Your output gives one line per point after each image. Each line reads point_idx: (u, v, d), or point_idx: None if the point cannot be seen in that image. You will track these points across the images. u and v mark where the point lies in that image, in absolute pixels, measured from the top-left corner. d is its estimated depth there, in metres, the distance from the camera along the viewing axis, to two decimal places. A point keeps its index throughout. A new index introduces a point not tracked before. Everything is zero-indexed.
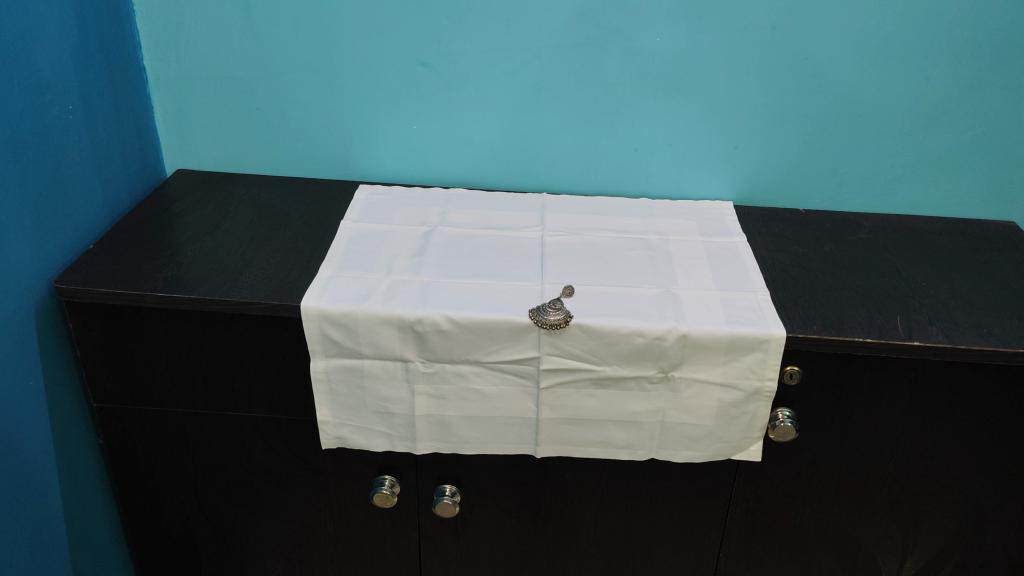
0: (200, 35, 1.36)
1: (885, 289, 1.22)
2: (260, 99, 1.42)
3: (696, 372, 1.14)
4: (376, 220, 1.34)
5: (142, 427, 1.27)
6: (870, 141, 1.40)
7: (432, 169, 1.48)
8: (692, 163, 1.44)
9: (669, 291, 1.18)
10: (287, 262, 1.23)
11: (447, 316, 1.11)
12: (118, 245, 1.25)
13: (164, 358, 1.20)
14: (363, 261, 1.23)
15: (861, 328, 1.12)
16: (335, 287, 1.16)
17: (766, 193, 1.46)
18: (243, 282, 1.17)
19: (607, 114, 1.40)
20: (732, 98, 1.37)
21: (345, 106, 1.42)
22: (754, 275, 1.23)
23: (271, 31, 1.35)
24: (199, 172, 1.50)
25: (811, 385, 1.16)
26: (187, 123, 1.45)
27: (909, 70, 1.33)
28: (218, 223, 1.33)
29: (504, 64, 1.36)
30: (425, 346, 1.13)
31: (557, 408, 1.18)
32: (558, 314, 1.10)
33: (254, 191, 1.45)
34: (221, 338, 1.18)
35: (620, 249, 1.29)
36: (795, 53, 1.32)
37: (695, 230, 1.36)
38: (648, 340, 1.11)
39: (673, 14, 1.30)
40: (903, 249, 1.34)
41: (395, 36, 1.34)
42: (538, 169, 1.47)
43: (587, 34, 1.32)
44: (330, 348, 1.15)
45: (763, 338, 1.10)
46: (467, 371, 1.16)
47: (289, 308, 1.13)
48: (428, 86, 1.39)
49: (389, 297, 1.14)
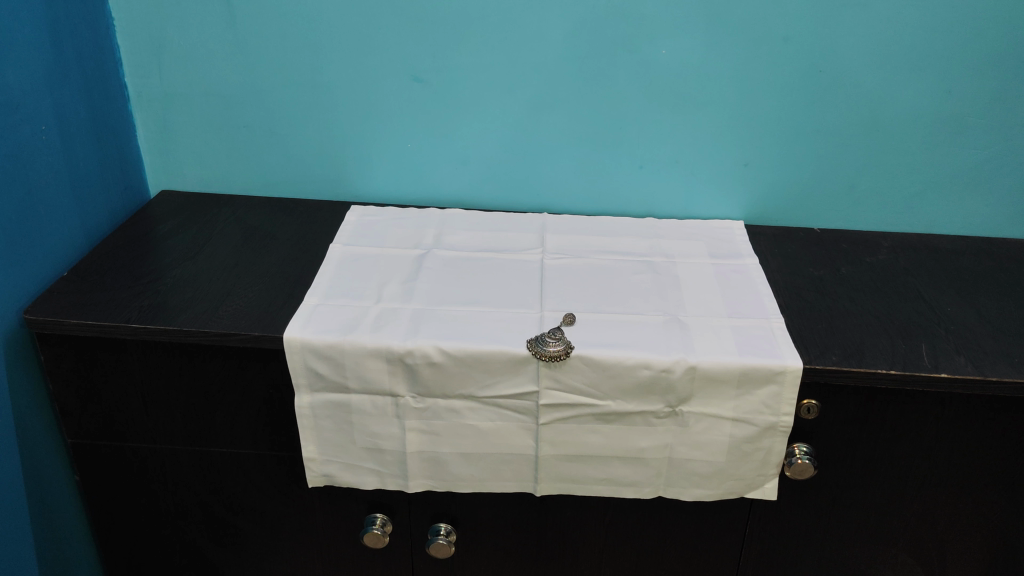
0: (184, 51, 1.30)
1: (908, 315, 1.14)
2: (247, 116, 1.36)
3: (706, 407, 1.06)
4: (368, 243, 1.27)
5: (120, 464, 1.21)
6: (890, 156, 1.32)
7: (428, 189, 1.42)
8: (701, 181, 1.37)
9: (676, 319, 1.11)
10: (271, 288, 1.16)
11: (438, 348, 1.04)
12: (93, 272, 1.19)
13: (141, 393, 1.13)
14: (352, 287, 1.16)
15: (884, 359, 1.04)
16: (321, 316, 1.09)
17: (779, 212, 1.39)
18: (224, 311, 1.10)
19: (611, 130, 1.33)
20: (742, 112, 1.30)
21: (335, 125, 1.36)
22: (767, 300, 1.15)
23: (258, 46, 1.29)
24: (185, 193, 1.44)
25: (830, 420, 1.08)
26: (171, 142, 1.39)
27: (931, 82, 1.25)
28: (201, 247, 1.27)
29: (502, 78, 1.29)
30: (416, 379, 1.06)
31: (557, 444, 1.11)
32: (558, 345, 1.03)
33: (240, 213, 1.38)
34: (200, 371, 1.11)
35: (625, 272, 1.22)
36: (810, 64, 1.25)
37: (704, 251, 1.28)
38: (655, 373, 1.03)
39: (680, 24, 1.23)
40: (925, 271, 1.26)
41: (387, 50, 1.28)
42: (539, 188, 1.40)
43: (590, 46, 1.25)
44: (316, 382, 1.08)
45: (778, 369, 1.02)
46: (461, 407, 1.09)
47: (271, 339, 1.06)
48: (422, 102, 1.32)
49: (378, 328, 1.07)
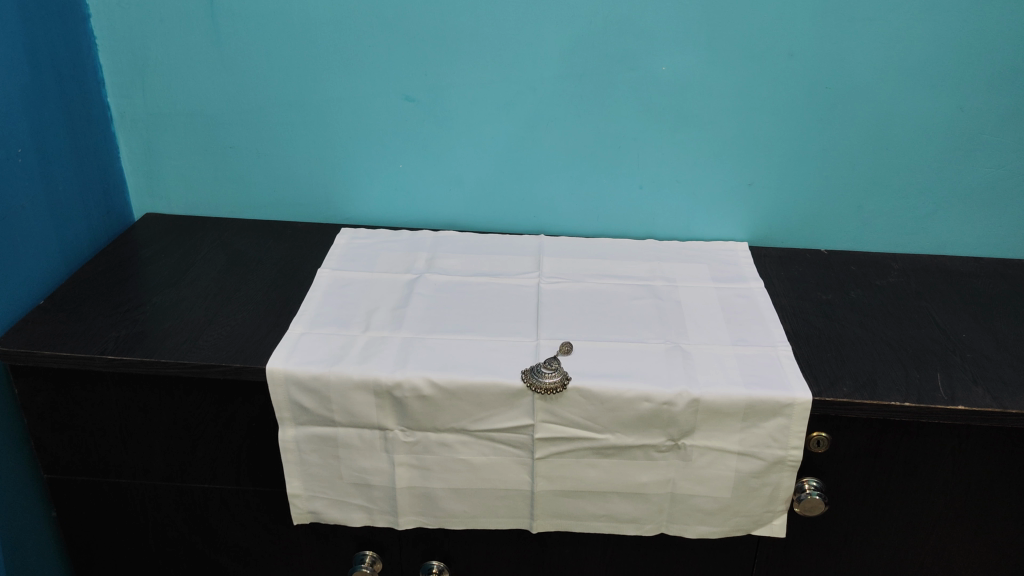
0: (168, 70, 1.26)
1: (921, 342, 1.09)
2: (234, 137, 1.31)
3: (709, 440, 1.01)
4: (357, 268, 1.23)
5: (98, 500, 1.15)
6: (899, 175, 1.27)
7: (421, 210, 1.37)
8: (703, 201, 1.32)
9: (679, 347, 1.06)
10: (254, 316, 1.11)
11: (428, 379, 0.99)
12: (71, 300, 1.14)
13: (119, 427, 1.08)
14: (339, 315, 1.11)
15: (897, 390, 0.99)
16: (306, 346, 1.04)
17: (785, 233, 1.34)
18: (204, 341, 1.05)
19: (609, 149, 1.28)
20: (746, 130, 1.25)
21: (325, 145, 1.31)
22: (773, 327, 1.10)
23: (244, 65, 1.25)
24: (170, 216, 1.40)
25: (840, 453, 1.03)
26: (156, 163, 1.35)
27: (942, 98, 1.21)
28: (184, 273, 1.22)
29: (496, 97, 1.25)
30: (405, 413, 1.01)
31: (554, 479, 1.05)
32: (555, 376, 0.97)
33: (226, 236, 1.34)
34: (179, 404, 1.06)
35: (624, 297, 1.17)
36: (815, 80, 1.21)
37: (707, 275, 1.23)
38: (656, 406, 0.98)
39: (680, 40, 1.18)
40: (938, 294, 1.21)
41: (377, 69, 1.24)
42: (536, 209, 1.35)
43: (587, 63, 1.21)
44: (300, 415, 1.03)
45: (786, 402, 0.97)
46: (453, 441, 1.04)
47: (252, 371, 1.01)
48: (415, 121, 1.28)
49: (365, 358, 1.02)
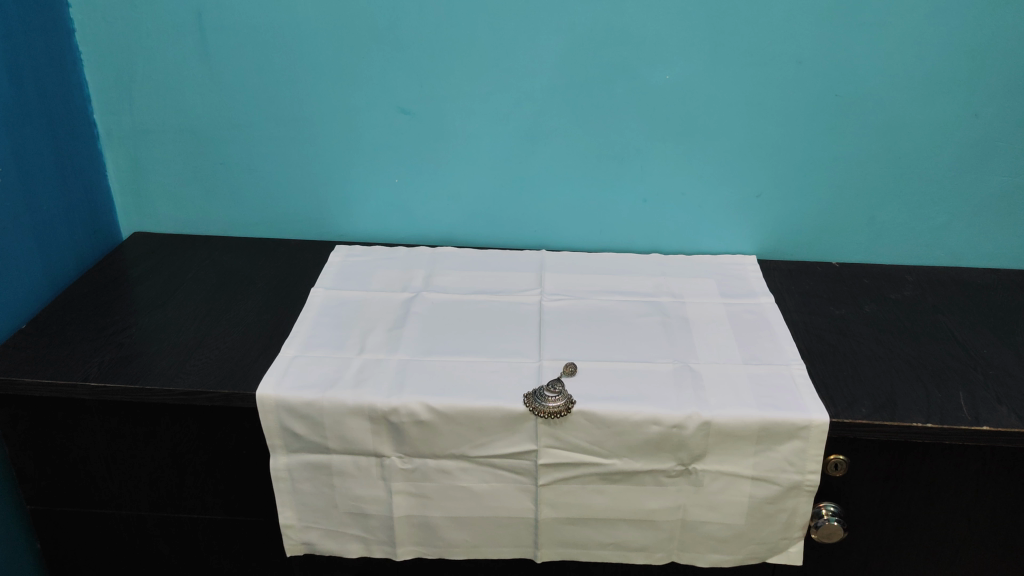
0: (156, 84, 1.22)
1: (941, 359, 1.04)
2: (223, 153, 1.27)
3: (722, 465, 0.96)
4: (352, 287, 1.18)
5: (82, 532, 1.11)
6: (912, 185, 1.23)
7: (418, 226, 1.33)
8: (709, 214, 1.28)
9: (687, 366, 1.01)
10: (244, 339, 1.06)
11: (425, 405, 0.94)
12: (54, 324, 1.09)
13: (103, 456, 1.04)
14: (333, 336, 1.06)
15: (919, 411, 0.94)
16: (298, 370, 1.00)
17: (794, 246, 1.30)
18: (192, 365, 1.01)
19: (612, 162, 1.24)
20: (752, 140, 1.21)
21: (318, 160, 1.27)
22: (785, 344, 1.06)
23: (234, 79, 1.21)
24: (159, 235, 1.36)
25: (859, 476, 0.98)
26: (144, 181, 1.31)
27: (956, 105, 1.17)
28: (172, 294, 1.18)
29: (494, 109, 1.21)
30: (402, 439, 0.97)
31: (559, 507, 1.00)
32: (558, 400, 0.93)
33: (217, 255, 1.30)
34: (166, 432, 1.01)
35: (630, 315, 1.13)
36: (824, 89, 1.16)
37: (715, 290, 1.19)
38: (665, 430, 0.94)
39: (684, 48, 1.15)
40: (956, 308, 1.17)
41: (372, 81, 1.20)
42: (536, 224, 1.31)
43: (587, 73, 1.17)
44: (292, 443, 0.98)
45: (802, 424, 0.92)
46: (452, 467, 0.99)
47: (242, 397, 0.96)
48: (410, 135, 1.24)
49: (360, 382, 0.97)
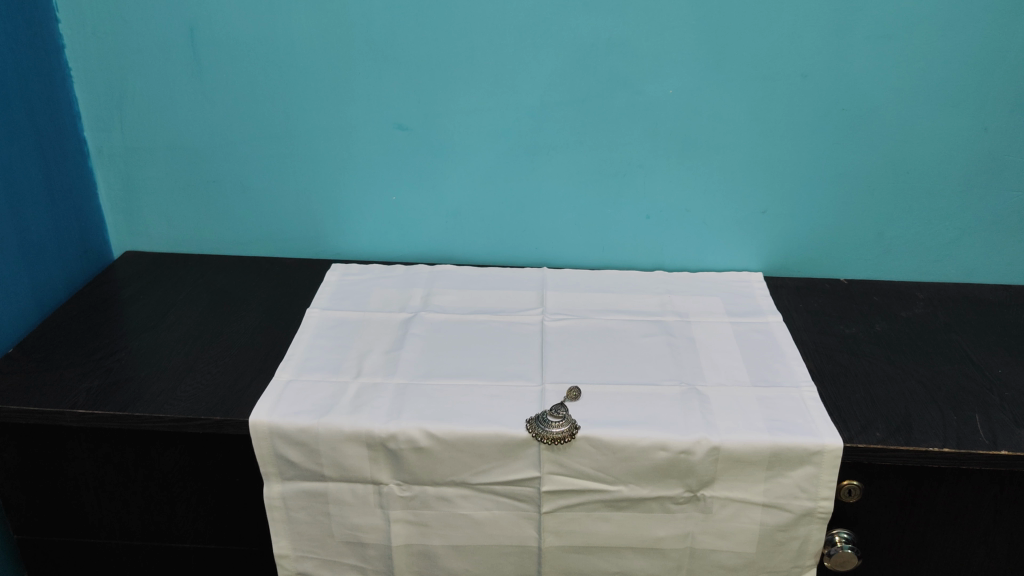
0: (147, 101, 1.19)
1: (955, 380, 1.01)
2: (216, 170, 1.25)
3: (731, 491, 0.93)
4: (349, 307, 1.15)
5: (71, 562, 1.07)
6: (921, 200, 1.20)
7: (416, 244, 1.30)
8: (714, 230, 1.25)
9: (695, 389, 0.98)
10: (237, 362, 1.03)
11: (424, 431, 0.91)
12: (41, 348, 1.06)
13: (92, 484, 1.00)
14: (329, 360, 1.03)
15: (935, 435, 0.91)
16: (292, 395, 0.96)
17: (800, 262, 1.27)
18: (183, 391, 0.98)
19: (614, 178, 1.22)
20: (757, 155, 1.18)
21: (313, 178, 1.24)
22: (795, 365, 1.03)
23: (228, 96, 1.18)
24: (151, 254, 1.33)
25: (873, 502, 0.95)
26: (135, 199, 1.28)
27: (966, 119, 1.14)
28: (163, 315, 1.15)
29: (493, 125, 1.18)
30: (400, 466, 0.93)
31: (563, 535, 0.97)
32: (562, 425, 0.90)
33: (210, 274, 1.27)
34: (157, 459, 0.98)
35: (634, 335, 1.10)
36: (830, 102, 1.14)
37: (721, 309, 1.16)
38: (673, 455, 0.90)
39: (687, 62, 1.12)
40: (968, 326, 1.14)
41: (368, 96, 1.17)
42: (537, 241, 1.28)
43: (588, 87, 1.15)
44: (287, 470, 0.95)
45: (814, 449, 0.89)
46: (452, 495, 0.96)
47: (234, 424, 0.93)
48: (407, 151, 1.21)
49: (357, 407, 0.94)
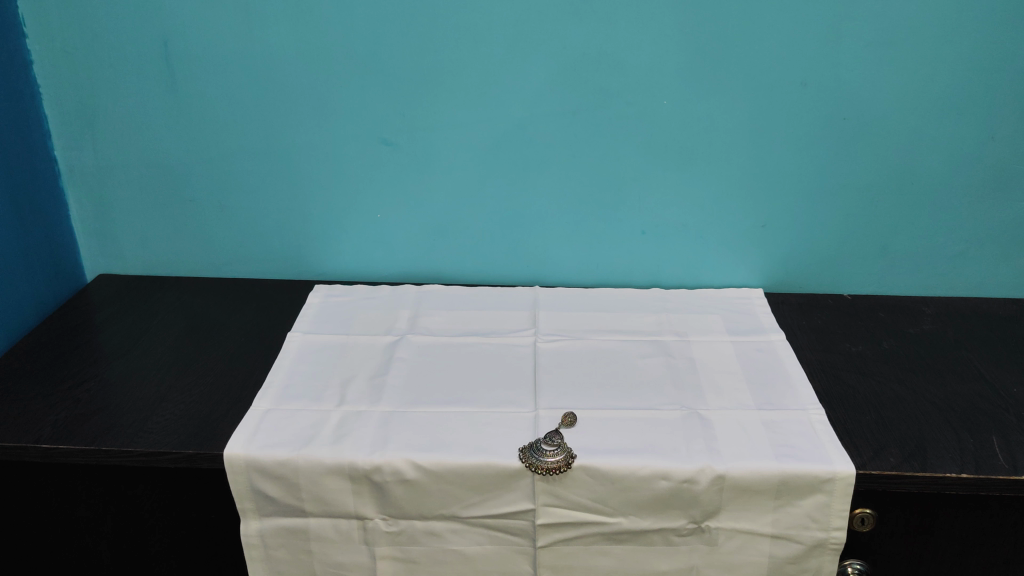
0: (119, 118, 1.15)
1: (970, 401, 0.96)
2: (193, 189, 1.19)
3: (737, 522, 0.87)
4: (332, 331, 1.10)
5: None
6: (927, 212, 1.16)
7: (402, 263, 1.25)
8: (712, 246, 1.20)
9: (697, 413, 0.93)
10: (213, 391, 0.98)
11: (411, 462, 0.86)
12: (6, 378, 1.00)
13: (60, 523, 0.94)
14: (310, 387, 0.98)
15: (951, 459, 0.86)
16: (271, 425, 0.91)
17: (802, 278, 1.22)
18: (155, 422, 0.92)
19: (607, 192, 1.17)
20: (756, 168, 1.14)
21: (294, 196, 1.19)
22: (801, 387, 0.98)
23: (204, 112, 1.14)
24: (126, 277, 1.27)
25: (887, 531, 0.90)
26: (109, 220, 1.23)
27: (972, 128, 1.10)
28: (136, 342, 1.09)
29: (481, 138, 1.14)
30: (386, 500, 0.88)
31: (559, 570, 0.91)
32: (558, 454, 0.85)
33: (187, 297, 1.21)
34: (127, 495, 0.92)
35: (632, 356, 1.04)
36: (831, 112, 1.10)
37: (722, 327, 1.11)
38: (675, 485, 0.85)
39: (682, 72, 1.08)
40: (979, 342, 1.09)
41: (350, 110, 1.12)
42: (528, 259, 1.23)
43: (580, 98, 1.10)
44: (265, 506, 0.89)
45: (825, 476, 0.84)
46: (441, 529, 0.90)
47: (208, 457, 0.87)
48: (392, 166, 1.16)
49: (339, 438, 0.89)
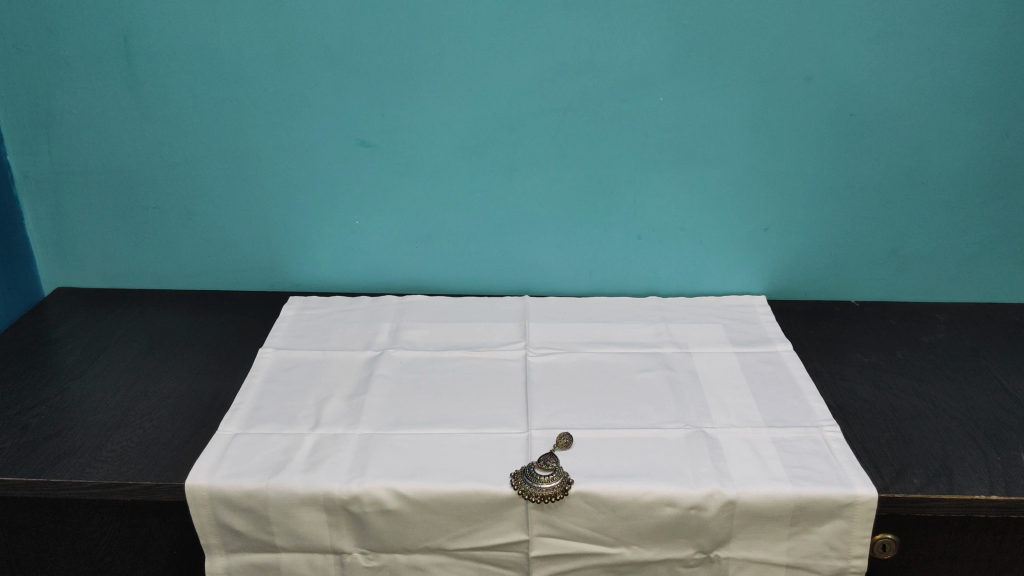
0: (76, 119, 1.06)
1: (993, 414, 0.90)
2: (157, 195, 1.11)
3: (749, 551, 0.80)
4: (307, 346, 1.02)
5: None
6: (938, 213, 1.10)
7: (383, 273, 1.17)
8: (711, 251, 1.14)
9: (702, 432, 0.86)
10: (175, 415, 0.90)
11: (391, 490, 0.78)
12: None
13: (7, 561, 0.86)
14: (282, 409, 0.90)
15: (979, 480, 0.80)
16: (238, 452, 0.83)
17: (807, 283, 1.16)
18: (110, 450, 0.84)
19: (600, 195, 1.10)
20: (758, 168, 1.07)
21: (265, 201, 1.11)
22: (812, 402, 0.91)
23: (167, 112, 1.06)
24: (85, 290, 1.19)
25: (909, 557, 0.83)
26: (67, 229, 1.14)
27: (986, 124, 1.04)
28: (94, 360, 1.01)
29: (466, 138, 1.06)
30: (365, 533, 0.80)
31: None
32: (554, 480, 0.77)
33: (151, 311, 1.13)
34: (81, 529, 0.84)
35: (630, 370, 0.97)
36: (838, 108, 1.03)
37: (725, 337, 1.04)
38: (682, 512, 0.78)
39: (680, 66, 1.01)
40: (997, 350, 1.03)
41: (325, 109, 1.05)
42: (517, 267, 1.16)
43: (571, 95, 1.03)
44: (232, 541, 0.81)
45: (844, 500, 0.77)
46: (426, 563, 0.82)
47: (167, 488, 0.79)
48: (371, 169, 1.09)
49: (313, 465, 0.81)
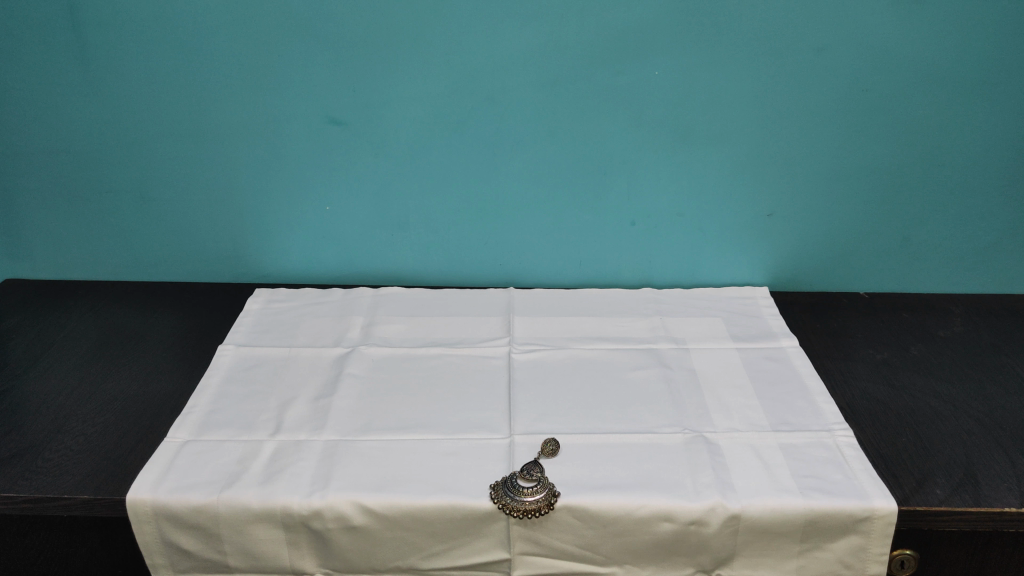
0: (20, 95, 0.98)
1: (1019, 416, 0.82)
2: (111, 178, 1.03)
3: (755, 570, 0.72)
4: (272, 342, 0.94)
5: None
6: (954, 197, 1.02)
7: (357, 263, 1.09)
8: (710, 239, 1.06)
9: (702, 437, 0.78)
10: (122, 419, 0.81)
11: (357, 505, 0.70)
12: None
13: None
14: (240, 412, 0.82)
15: (1009, 490, 0.72)
16: (189, 461, 0.74)
17: (812, 273, 1.08)
18: (47, 459, 0.75)
19: (590, 178, 1.02)
20: (761, 148, 0.99)
21: (228, 185, 1.03)
22: (822, 403, 0.83)
23: (119, 88, 0.97)
24: (37, 281, 1.10)
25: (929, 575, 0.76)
26: (14, 215, 1.06)
27: (1008, 100, 0.96)
28: (38, 358, 0.92)
29: (445, 117, 0.98)
30: (329, 551, 0.72)
31: None
32: (538, 492, 0.69)
33: (106, 305, 1.05)
34: (15, 546, 0.76)
35: (623, 368, 0.89)
36: (848, 83, 0.95)
37: (725, 332, 0.96)
38: (680, 528, 0.70)
39: (677, 36, 0.93)
40: (1019, 345, 0.95)
41: (291, 84, 0.96)
42: (501, 257, 1.08)
43: (559, 68, 0.95)
44: (181, 560, 0.73)
45: (861, 515, 0.69)
46: None
47: (106, 504, 0.71)
48: (342, 150, 1.00)
49: (270, 476, 0.73)
